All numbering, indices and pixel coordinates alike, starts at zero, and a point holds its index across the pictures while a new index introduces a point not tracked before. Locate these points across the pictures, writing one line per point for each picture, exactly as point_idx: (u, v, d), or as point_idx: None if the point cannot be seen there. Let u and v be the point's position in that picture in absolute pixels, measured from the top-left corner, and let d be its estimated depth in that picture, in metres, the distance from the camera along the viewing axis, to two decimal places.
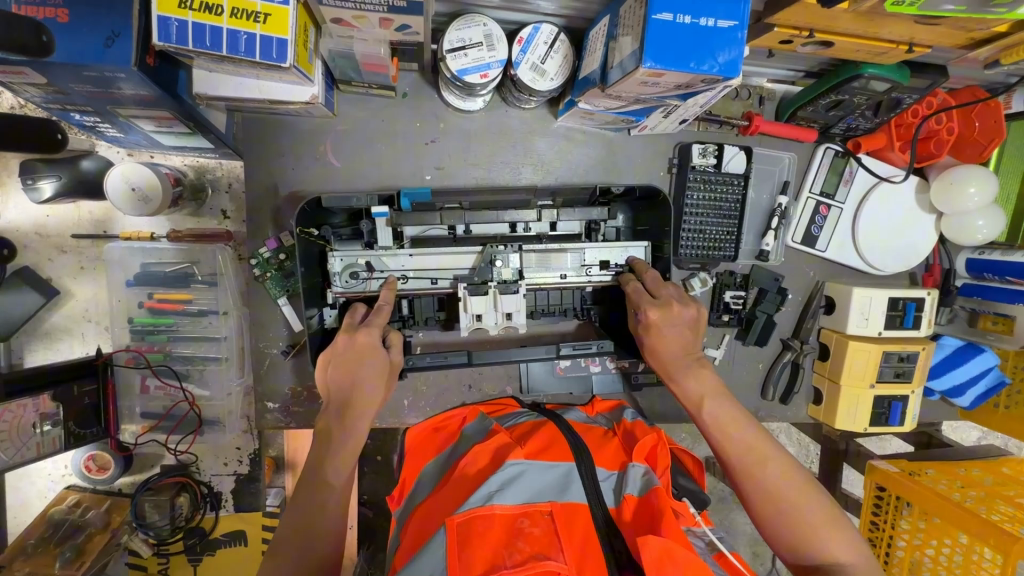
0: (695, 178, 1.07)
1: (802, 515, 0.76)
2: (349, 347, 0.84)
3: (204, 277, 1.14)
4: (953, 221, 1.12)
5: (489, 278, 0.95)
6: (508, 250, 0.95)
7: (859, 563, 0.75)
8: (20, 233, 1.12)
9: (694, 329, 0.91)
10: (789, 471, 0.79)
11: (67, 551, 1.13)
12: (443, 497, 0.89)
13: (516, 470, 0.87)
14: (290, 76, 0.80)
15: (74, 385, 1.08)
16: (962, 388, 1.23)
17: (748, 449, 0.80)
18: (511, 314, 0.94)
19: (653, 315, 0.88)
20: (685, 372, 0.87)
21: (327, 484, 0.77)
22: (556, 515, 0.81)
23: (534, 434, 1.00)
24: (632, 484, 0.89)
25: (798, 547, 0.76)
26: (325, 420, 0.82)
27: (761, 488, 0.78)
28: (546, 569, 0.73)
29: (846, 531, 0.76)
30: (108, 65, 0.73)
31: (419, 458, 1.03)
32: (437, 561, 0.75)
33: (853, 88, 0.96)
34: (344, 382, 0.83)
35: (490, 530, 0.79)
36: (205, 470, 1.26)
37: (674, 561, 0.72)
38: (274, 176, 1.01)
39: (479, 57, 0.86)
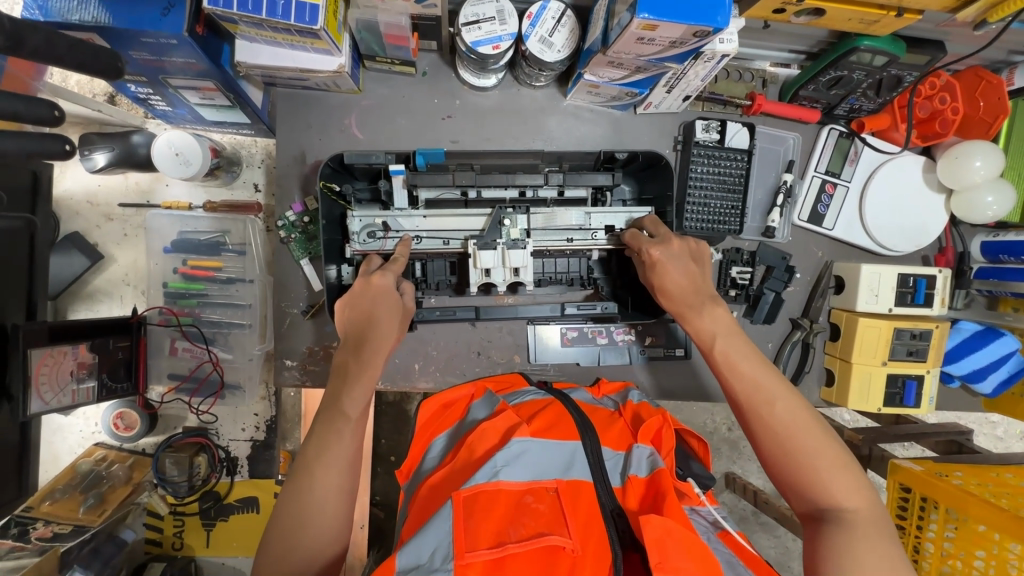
0: (700, 153, 1.11)
1: (805, 454, 0.77)
2: (365, 291, 0.90)
3: (234, 246, 1.22)
4: (963, 198, 1.12)
5: (496, 237, 1.01)
6: (516, 211, 1.02)
7: (863, 509, 0.75)
8: (74, 201, 1.23)
9: (702, 273, 0.93)
10: (797, 411, 0.80)
11: (91, 498, 1.19)
12: (449, 472, 0.90)
13: (518, 449, 0.87)
14: (320, 41, 0.88)
15: (110, 339, 1.15)
16: (983, 373, 1.20)
17: (757, 387, 0.82)
18: (517, 268, 1.00)
19: (655, 253, 0.92)
20: (699, 312, 0.89)
21: (345, 425, 0.80)
22: (560, 493, 0.83)
23: (539, 411, 1.00)
24: (638, 465, 0.90)
25: (799, 486, 0.78)
26: (342, 359, 0.86)
27: (765, 426, 0.81)
28: (547, 544, 0.76)
29: (851, 474, 0.76)
30: (164, 32, 0.83)
31: (427, 434, 1.04)
32: (441, 533, 0.76)
33: (851, 62, 1.00)
34: (363, 321, 0.88)
35: (495, 506, 0.81)
36: (223, 434, 1.32)
37: (672, 540, 0.73)
38: (301, 146, 1.08)
39: (492, 30, 0.93)
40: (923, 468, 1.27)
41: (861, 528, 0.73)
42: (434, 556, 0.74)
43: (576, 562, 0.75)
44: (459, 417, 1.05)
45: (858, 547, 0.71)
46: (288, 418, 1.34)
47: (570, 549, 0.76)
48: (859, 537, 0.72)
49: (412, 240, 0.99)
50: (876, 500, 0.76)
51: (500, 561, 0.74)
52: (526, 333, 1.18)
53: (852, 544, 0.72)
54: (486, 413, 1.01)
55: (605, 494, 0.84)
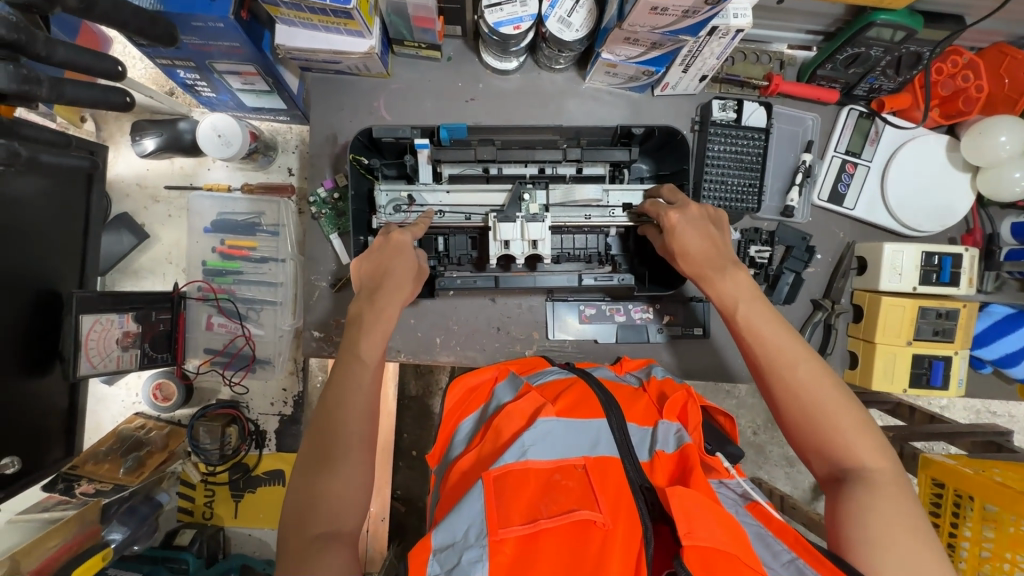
0: (717, 132, 1.13)
1: (827, 416, 0.76)
2: (382, 249, 0.94)
3: (269, 226, 1.29)
4: (989, 176, 1.11)
5: (516, 212, 1.03)
6: (536, 186, 1.04)
7: (885, 469, 0.73)
8: (125, 184, 1.32)
9: (722, 240, 0.92)
10: (818, 374, 0.79)
11: (130, 460, 1.25)
12: (479, 455, 0.91)
13: (546, 430, 0.87)
14: (353, 23, 0.94)
15: (152, 311, 1.23)
16: (1017, 357, 1.17)
17: (778, 350, 0.81)
18: (535, 240, 1.02)
19: (674, 216, 0.93)
20: (722, 275, 0.88)
21: (361, 368, 0.85)
22: (589, 470, 0.83)
23: (564, 391, 0.98)
24: (665, 440, 0.89)
25: (821, 447, 0.77)
26: (356, 308, 0.90)
27: (787, 387, 0.80)
28: (578, 519, 0.76)
29: (873, 436, 0.75)
30: (212, 15, 0.90)
31: (455, 417, 1.05)
32: (475, 511, 0.77)
33: (868, 37, 1.01)
34: (375, 273, 0.92)
35: (526, 485, 0.81)
36: (253, 408, 1.38)
37: (700, 509, 0.70)
38: (333, 127, 1.15)
39: (513, 11, 0.98)
40: (957, 463, 1.23)
41: (883, 487, 0.72)
42: (467, 533, 0.75)
43: (607, 536, 0.74)
44: (483, 401, 1.05)
45: (881, 506, 0.70)
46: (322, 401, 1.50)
47: (601, 523, 0.76)
48: (882, 497, 0.71)
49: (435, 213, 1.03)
50: (898, 463, 0.75)
51: (534, 536, 0.76)
52: (544, 309, 1.21)
53: (875, 503, 0.70)
54: (511, 395, 1.00)
55: (634, 469, 0.82)
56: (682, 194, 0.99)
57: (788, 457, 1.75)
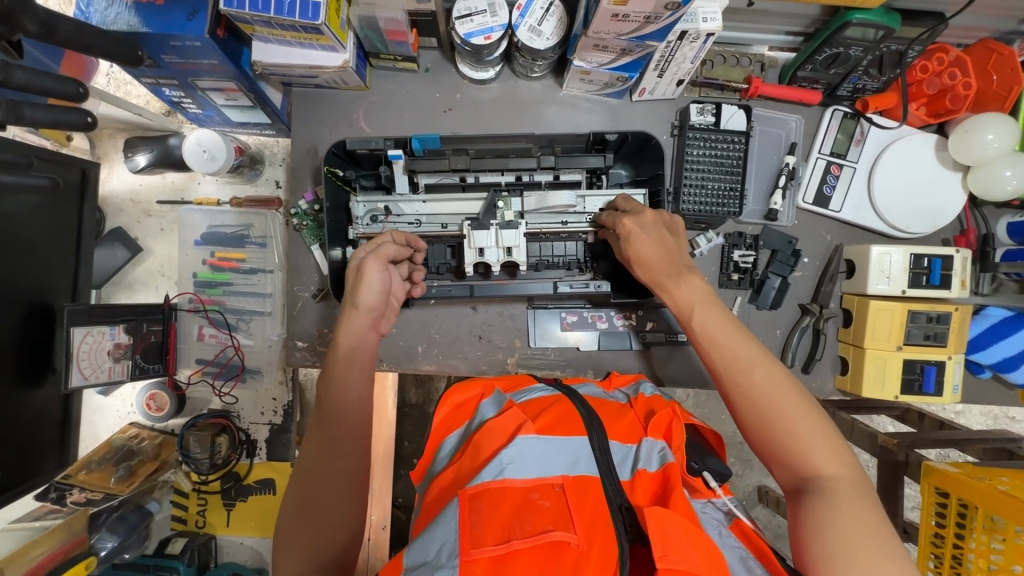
0: (696, 136, 1.12)
1: (783, 422, 0.76)
2: (354, 275, 0.88)
3: (256, 238, 1.32)
4: (978, 175, 1.08)
5: (490, 219, 1.03)
6: (510, 195, 1.06)
7: (844, 477, 0.72)
8: (119, 199, 1.36)
9: (677, 247, 0.93)
10: (773, 377, 0.79)
11: (122, 470, 1.26)
12: (458, 472, 0.88)
13: (525, 449, 0.84)
14: (325, 38, 0.96)
15: (143, 322, 1.25)
16: (1016, 361, 1.13)
17: (733, 356, 0.81)
18: (510, 248, 1.02)
19: (628, 223, 0.94)
20: (677, 280, 0.89)
21: (350, 401, 0.82)
22: (565, 490, 0.80)
23: (547, 408, 0.96)
24: (647, 459, 0.86)
25: (779, 454, 0.76)
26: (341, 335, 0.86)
27: (743, 393, 0.79)
28: (551, 540, 0.72)
29: (829, 441, 0.74)
30: (189, 35, 0.92)
31: (443, 428, 1.01)
32: (448, 532, 0.74)
33: (845, 37, 0.99)
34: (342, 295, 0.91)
35: (501, 504, 0.77)
36: (244, 417, 1.40)
37: (676, 532, 0.69)
38: (313, 140, 1.16)
39: (484, 22, 0.98)
40: (959, 471, 1.19)
41: (842, 496, 0.70)
42: (440, 552, 0.73)
43: (581, 557, 0.71)
44: (468, 416, 1.01)
45: (838, 517, 0.69)
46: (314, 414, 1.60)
47: (575, 544, 0.73)
48: (841, 507, 0.69)
49: (410, 224, 1.04)
50: (859, 470, 0.73)
51: (504, 559, 0.71)
52: (526, 317, 1.20)
53: (832, 512, 0.69)
54: (495, 412, 0.97)
55: (613, 489, 0.80)
56: (636, 203, 1.00)
57: None
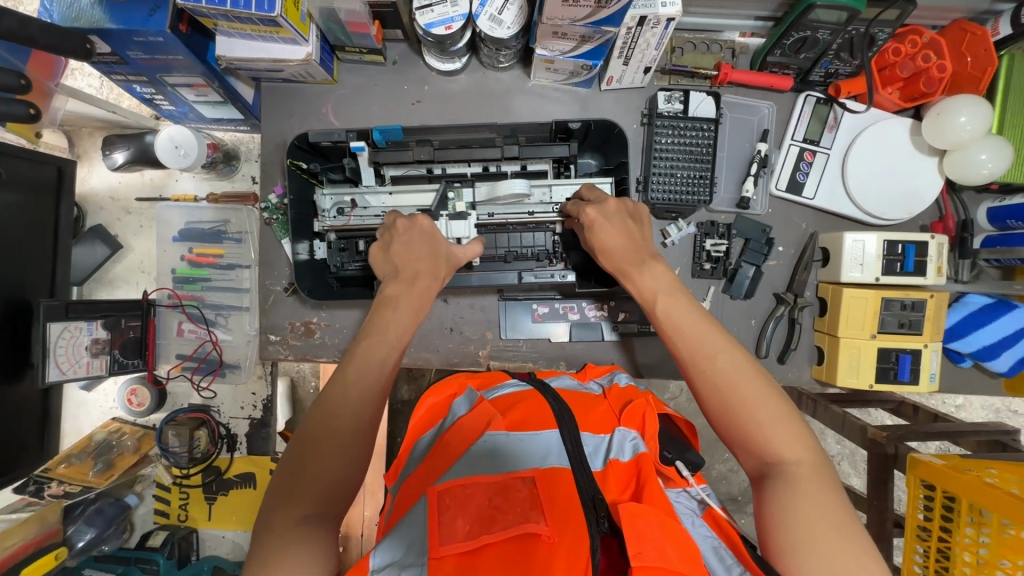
0: (664, 124, 1.10)
1: (746, 407, 0.74)
2: (416, 233, 0.91)
3: (233, 234, 1.33)
4: (953, 159, 1.06)
5: (442, 211, 1.06)
6: (461, 186, 1.08)
7: (806, 461, 0.70)
8: (99, 197, 1.37)
9: (643, 237, 0.93)
10: (736, 363, 0.77)
11: (100, 464, 1.29)
12: (427, 467, 0.84)
13: (490, 446, 0.81)
14: (284, 31, 0.96)
15: (122, 318, 1.26)
16: (996, 350, 1.10)
17: (697, 343, 0.79)
18: (459, 238, 1.04)
19: (591, 213, 0.93)
20: (641, 268, 0.88)
21: (388, 350, 0.78)
22: (537, 482, 0.76)
23: (517, 403, 0.92)
24: (620, 450, 0.83)
25: (742, 440, 0.74)
26: (392, 290, 0.85)
27: (707, 380, 0.77)
28: (523, 533, 0.70)
29: (792, 426, 0.72)
30: (151, 30, 0.93)
31: (422, 425, 0.96)
32: (417, 531, 0.71)
33: (810, 20, 0.97)
34: (407, 259, 0.89)
35: (471, 499, 0.74)
36: (224, 412, 1.41)
37: (651, 528, 0.66)
38: (283, 134, 1.17)
39: (444, 12, 0.98)
40: (945, 463, 1.16)
41: (804, 480, 0.69)
42: (409, 551, 0.69)
43: (552, 549, 0.69)
44: (442, 416, 0.97)
45: (801, 502, 0.67)
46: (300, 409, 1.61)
47: (546, 536, 0.70)
48: (802, 491, 0.68)
49: (379, 214, 1.05)
50: (820, 454, 0.72)
51: (474, 553, 0.68)
52: (497, 309, 1.19)
53: (794, 497, 0.67)
54: (467, 409, 0.94)
55: (585, 480, 0.77)
56: (600, 192, 1.00)
57: None
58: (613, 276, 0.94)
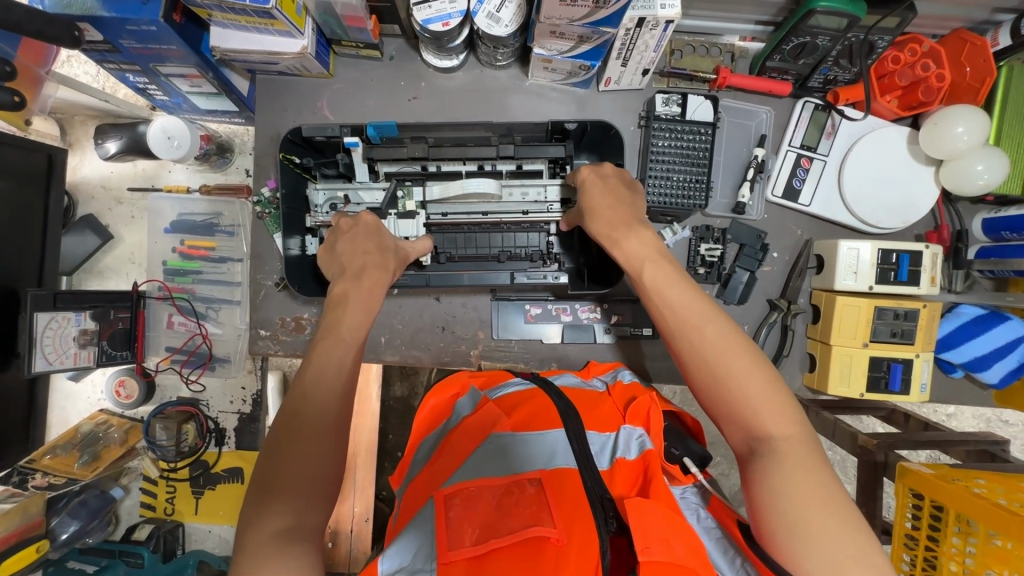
0: (661, 126, 1.10)
1: (733, 379, 0.73)
2: (365, 232, 0.92)
3: (225, 227, 1.32)
4: (951, 170, 1.05)
5: (391, 210, 1.06)
6: (413, 185, 1.08)
7: (793, 436, 0.70)
8: (90, 186, 1.36)
9: (628, 201, 0.94)
10: (723, 334, 0.76)
11: (86, 456, 1.27)
12: (433, 472, 0.85)
13: (497, 447, 0.83)
14: (279, 23, 0.95)
15: (111, 309, 1.25)
16: (987, 361, 1.10)
17: (685, 312, 0.79)
18: (407, 238, 1.06)
19: (586, 170, 0.97)
20: (629, 235, 0.89)
21: (345, 351, 0.77)
22: (543, 484, 0.76)
23: (522, 403, 0.92)
24: (626, 448, 0.83)
25: (728, 414, 0.73)
26: (340, 289, 0.85)
27: (694, 350, 0.76)
28: (531, 536, 0.69)
29: (779, 399, 0.71)
30: (143, 19, 0.91)
31: (424, 427, 0.98)
32: (425, 535, 0.71)
33: (810, 25, 0.97)
34: (355, 253, 0.90)
35: (479, 503, 0.75)
36: (212, 406, 1.40)
37: (656, 522, 0.66)
38: (277, 127, 1.16)
39: (441, 8, 0.97)
40: (934, 472, 1.16)
41: (792, 456, 0.68)
42: (416, 556, 0.69)
43: (561, 552, 0.68)
44: (445, 416, 0.99)
45: (788, 478, 0.66)
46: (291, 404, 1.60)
47: (555, 539, 0.69)
48: (789, 467, 0.67)
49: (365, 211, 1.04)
50: (808, 430, 0.71)
51: (483, 558, 0.68)
52: (490, 309, 1.19)
53: (780, 473, 0.67)
54: (471, 409, 0.95)
55: (592, 480, 0.76)
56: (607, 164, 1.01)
57: None
58: (599, 241, 0.93)
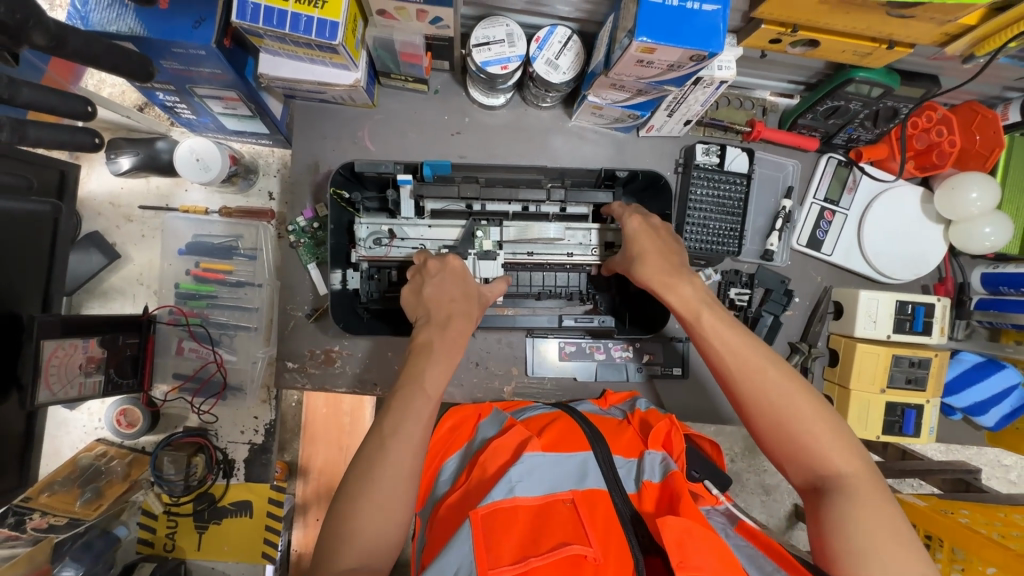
0: (700, 175, 1.14)
1: (800, 419, 0.75)
2: (456, 275, 0.94)
3: (245, 251, 1.25)
4: (959, 229, 1.14)
5: (468, 248, 1.05)
6: (490, 224, 1.07)
7: (861, 472, 0.72)
8: (97, 202, 1.28)
9: (673, 248, 0.96)
10: (783, 376, 0.78)
11: (88, 493, 1.22)
12: (463, 494, 0.80)
13: (533, 464, 0.79)
14: (338, 57, 0.93)
15: (119, 335, 1.16)
16: (985, 406, 1.19)
17: (743, 356, 0.80)
18: (487, 278, 1.06)
19: (637, 220, 0.98)
20: (682, 284, 0.90)
21: (424, 401, 0.80)
22: (577, 504, 0.75)
23: (548, 425, 0.91)
24: (650, 470, 0.83)
25: (795, 453, 0.75)
26: (424, 337, 0.88)
27: (756, 392, 0.78)
28: (570, 554, 0.68)
29: (842, 436, 0.74)
30: (194, 43, 0.87)
31: (440, 449, 0.93)
32: (463, 554, 0.69)
33: (847, 92, 1.03)
34: (443, 299, 0.92)
35: (515, 522, 0.73)
36: (222, 435, 1.34)
37: (692, 538, 0.66)
38: (315, 156, 1.13)
39: (501, 51, 0.98)
40: (926, 505, 1.25)
41: (862, 491, 0.70)
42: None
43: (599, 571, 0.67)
44: (465, 437, 0.94)
45: (861, 512, 0.68)
46: (288, 427, 1.43)
47: (593, 558, 0.69)
48: (862, 503, 0.69)
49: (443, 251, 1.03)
50: (871, 463, 0.74)
51: None
52: (524, 345, 1.19)
53: (855, 510, 0.69)
54: (497, 431, 0.92)
55: (621, 501, 0.76)
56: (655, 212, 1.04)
57: (764, 485, 1.67)
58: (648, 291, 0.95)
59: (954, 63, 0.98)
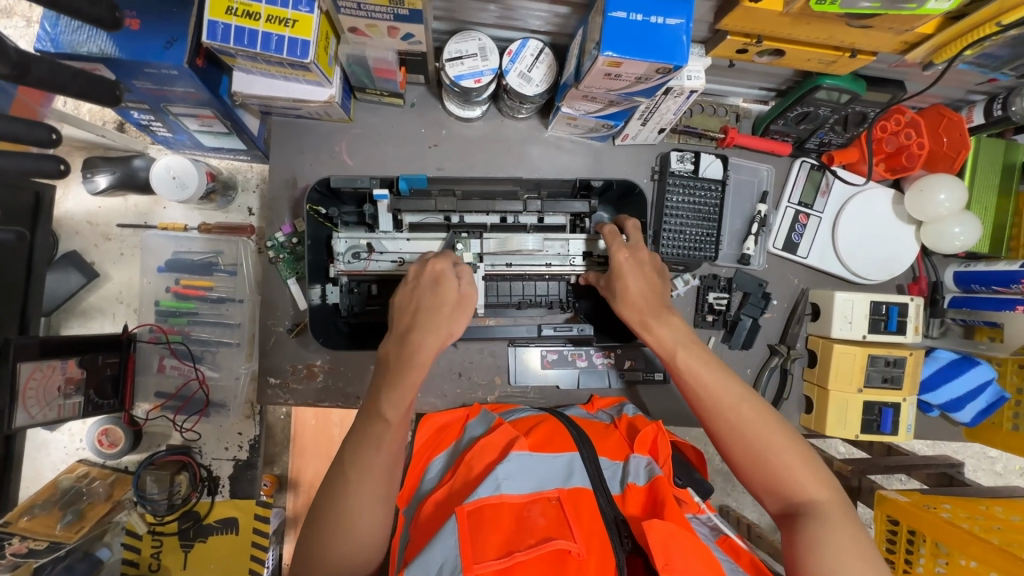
0: (675, 182, 1.15)
1: (776, 452, 0.77)
2: (427, 279, 0.87)
3: (225, 266, 1.25)
4: (930, 230, 1.16)
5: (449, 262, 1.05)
6: (471, 236, 1.07)
7: (831, 498, 0.75)
8: (75, 221, 1.28)
9: (658, 286, 0.93)
10: (759, 411, 0.80)
11: (69, 515, 1.21)
12: (450, 490, 0.81)
13: (521, 462, 0.80)
14: (311, 74, 0.94)
15: (99, 355, 1.15)
16: (961, 402, 1.21)
17: (720, 393, 0.82)
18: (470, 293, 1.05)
19: (624, 257, 0.92)
20: (659, 321, 0.89)
21: (384, 427, 0.78)
22: (563, 501, 0.76)
23: (536, 426, 0.93)
24: (635, 474, 0.84)
25: (772, 484, 0.77)
26: (385, 349, 0.84)
27: (733, 428, 0.80)
28: (555, 548, 0.69)
29: (814, 466, 0.77)
30: (166, 63, 0.87)
31: (428, 452, 0.95)
32: (449, 547, 0.69)
33: (816, 98, 1.05)
34: (409, 305, 0.86)
35: (502, 517, 0.73)
36: (206, 453, 1.33)
37: (673, 537, 0.67)
38: (293, 171, 1.13)
39: (474, 65, 0.99)
40: (910, 500, 1.22)
41: (834, 517, 0.73)
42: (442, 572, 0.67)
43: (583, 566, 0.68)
44: (453, 438, 0.97)
45: (833, 538, 0.72)
46: (276, 441, 1.43)
47: (577, 552, 0.69)
48: (834, 528, 0.72)
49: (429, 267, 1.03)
50: (840, 488, 0.77)
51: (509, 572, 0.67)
52: (507, 354, 1.19)
53: (828, 535, 0.72)
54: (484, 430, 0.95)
55: (607, 502, 0.77)
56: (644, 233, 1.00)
57: None
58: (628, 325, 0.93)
59: (916, 69, 1.01)
